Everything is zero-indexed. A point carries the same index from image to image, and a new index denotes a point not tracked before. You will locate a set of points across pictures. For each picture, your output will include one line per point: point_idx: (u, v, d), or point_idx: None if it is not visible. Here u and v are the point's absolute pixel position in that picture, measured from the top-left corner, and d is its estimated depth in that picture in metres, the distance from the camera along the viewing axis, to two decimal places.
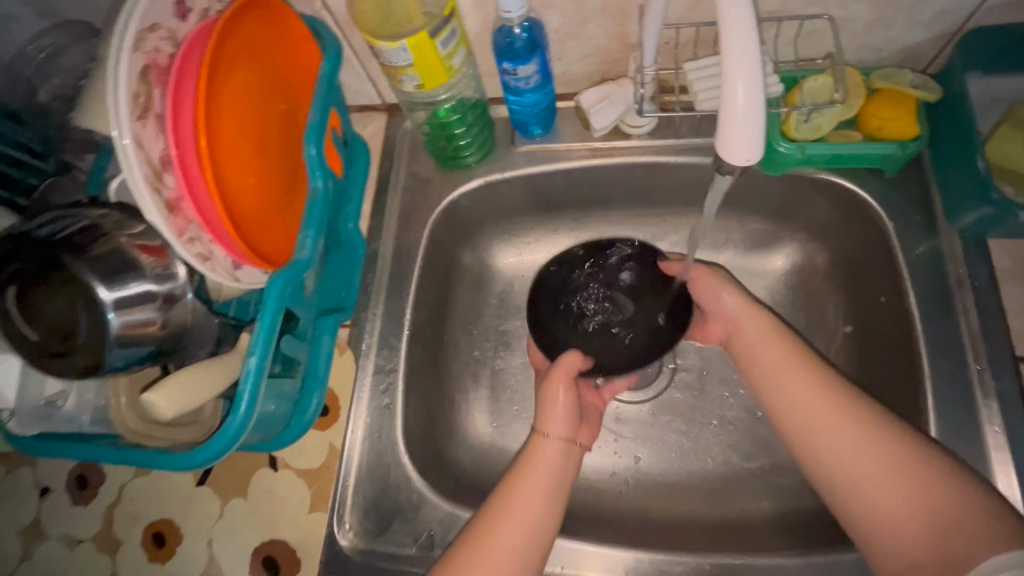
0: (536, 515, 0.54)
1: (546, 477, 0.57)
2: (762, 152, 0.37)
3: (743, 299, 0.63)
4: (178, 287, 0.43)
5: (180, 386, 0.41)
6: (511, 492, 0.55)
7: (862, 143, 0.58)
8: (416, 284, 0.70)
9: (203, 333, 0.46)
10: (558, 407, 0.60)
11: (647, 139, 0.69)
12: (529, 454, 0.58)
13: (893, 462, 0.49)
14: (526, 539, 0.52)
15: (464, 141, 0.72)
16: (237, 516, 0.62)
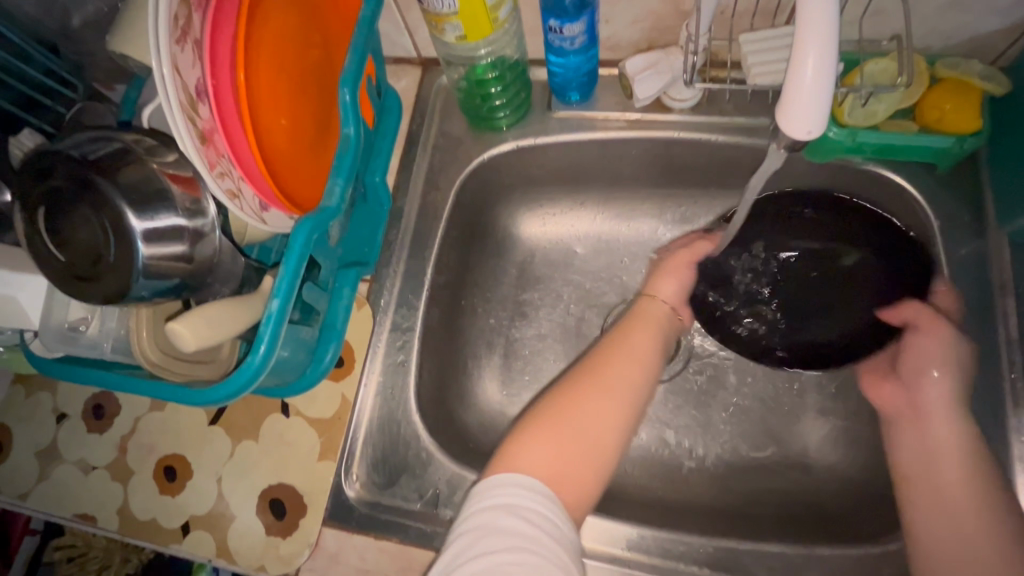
0: (638, 374, 0.53)
1: (653, 330, 0.57)
2: (824, 125, 0.35)
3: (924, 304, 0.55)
4: (207, 225, 0.43)
5: (206, 321, 0.41)
6: (616, 346, 0.55)
7: (918, 135, 0.56)
8: (439, 245, 0.69)
9: (229, 271, 0.46)
10: (670, 276, 0.62)
11: (689, 114, 0.66)
12: (638, 311, 0.59)
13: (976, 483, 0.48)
14: (628, 393, 0.52)
15: (500, 101, 0.70)
16: (248, 457, 0.62)
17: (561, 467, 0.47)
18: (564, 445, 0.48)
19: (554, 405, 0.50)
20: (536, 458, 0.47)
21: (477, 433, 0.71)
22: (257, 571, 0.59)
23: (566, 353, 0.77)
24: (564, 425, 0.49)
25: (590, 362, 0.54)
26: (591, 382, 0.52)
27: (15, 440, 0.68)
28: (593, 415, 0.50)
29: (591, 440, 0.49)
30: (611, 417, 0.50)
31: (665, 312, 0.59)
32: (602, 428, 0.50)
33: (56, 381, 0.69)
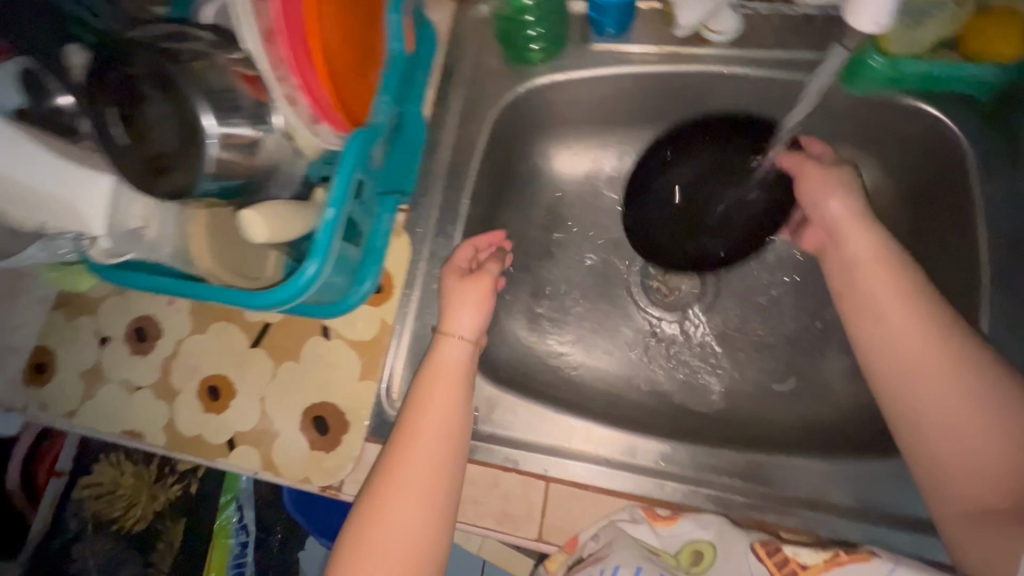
0: (436, 452, 0.53)
1: (452, 380, 0.56)
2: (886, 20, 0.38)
3: (854, 209, 0.57)
4: (269, 133, 0.44)
5: (287, 212, 0.46)
6: (406, 441, 0.53)
7: (959, 63, 0.56)
8: (475, 177, 0.70)
9: (286, 175, 0.48)
10: (466, 307, 0.59)
11: (727, 48, 0.66)
12: (433, 365, 0.57)
13: (970, 398, 0.48)
14: (431, 486, 0.52)
15: (535, 32, 0.69)
16: (290, 377, 0.64)
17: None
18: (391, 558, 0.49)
19: (364, 527, 0.50)
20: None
21: (509, 364, 0.71)
22: (302, 483, 0.61)
23: (592, 291, 0.77)
24: (379, 543, 0.49)
25: (387, 456, 0.53)
26: (394, 485, 0.51)
27: (59, 362, 0.70)
28: (407, 526, 0.50)
29: (406, 549, 0.50)
30: (429, 510, 0.51)
31: (464, 350, 0.58)
32: (417, 528, 0.50)
33: (96, 306, 0.70)
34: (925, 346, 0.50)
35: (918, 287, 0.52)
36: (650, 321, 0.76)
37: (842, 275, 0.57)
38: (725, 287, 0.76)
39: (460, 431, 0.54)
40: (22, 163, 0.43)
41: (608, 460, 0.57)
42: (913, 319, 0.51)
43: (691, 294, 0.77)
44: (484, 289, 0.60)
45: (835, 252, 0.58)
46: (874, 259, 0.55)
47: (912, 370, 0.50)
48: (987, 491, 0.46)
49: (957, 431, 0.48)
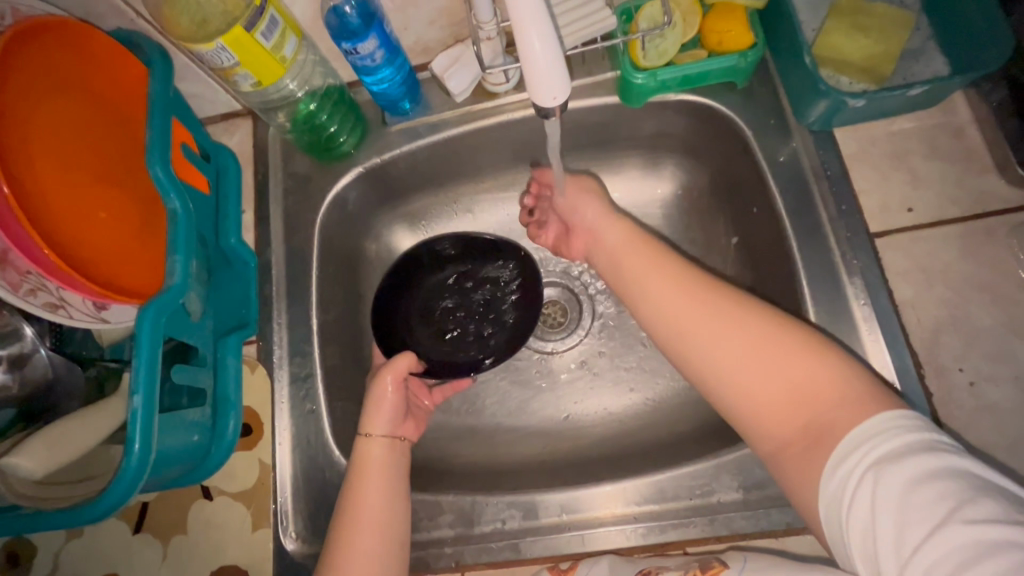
0: (377, 547, 0.52)
1: (382, 478, 0.56)
2: (566, 90, 0.40)
3: (605, 210, 0.63)
4: (26, 347, 0.48)
5: (45, 442, 0.45)
6: (340, 559, 0.51)
7: (706, 60, 0.60)
8: (317, 285, 0.68)
9: (72, 381, 0.49)
10: (385, 402, 0.59)
11: (514, 94, 0.69)
12: (359, 471, 0.56)
13: (728, 324, 0.48)
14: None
15: (334, 128, 0.70)
16: (182, 552, 0.61)
17: None
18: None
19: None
20: None
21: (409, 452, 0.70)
22: None
23: None
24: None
25: (326, 565, 0.51)
26: None
27: None
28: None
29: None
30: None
31: (385, 448, 0.57)
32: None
33: None
34: (681, 293, 0.52)
35: (667, 255, 0.56)
36: (546, 358, 0.75)
37: (608, 261, 0.61)
38: (596, 303, 0.77)
39: (397, 530, 0.53)
40: None
41: (509, 532, 0.57)
42: (666, 280, 0.54)
43: (569, 320, 0.76)
44: (388, 382, 0.60)
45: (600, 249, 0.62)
46: (627, 242, 0.59)
47: (682, 333, 0.50)
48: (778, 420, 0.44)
49: (740, 371, 0.46)
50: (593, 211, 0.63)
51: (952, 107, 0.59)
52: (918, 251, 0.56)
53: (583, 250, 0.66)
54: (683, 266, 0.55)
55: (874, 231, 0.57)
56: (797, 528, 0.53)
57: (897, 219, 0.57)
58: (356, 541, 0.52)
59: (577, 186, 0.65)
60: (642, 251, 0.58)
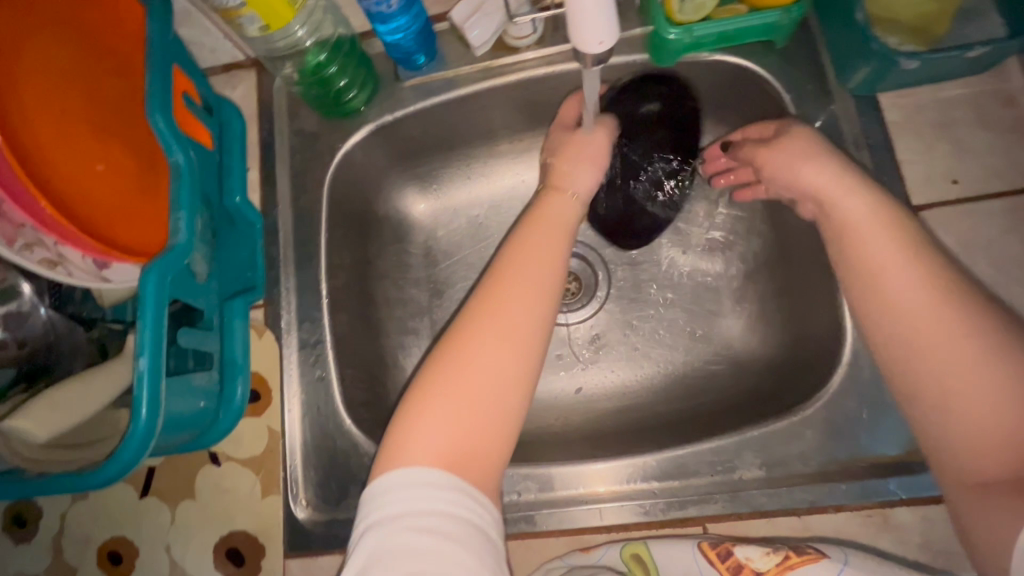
0: (537, 297, 0.46)
1: (557, 232, 0.51)
2: (613, 35, 0.37)
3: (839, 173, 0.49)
4: (24, 304, 0.46)
5: (48, 405, 0.43)
6: (508, 277, 0.46)
7: (745, 15, 0.56)
8: (326, 248, 0.66)
9: (74, 342, 0.48)
10: (584, 165, 0.56)
11: (536, 50, 0.65)
12: (538, 214, 0.52)
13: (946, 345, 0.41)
14: (519, 327, 0.44)
15: (344, 82, 0.65)
16: (190, 516, 0.60)
17: (464, 425, 0.41)
18: (458, 418, 0.41)
19: (440, 369, 0.43)
20: (446, 416, 0.41)
21: None
22: None
23: None
24: (449, 388, 0.42)
25: (491, 280, 0.47)
26: (496, 310, 0.44)
27: None
28: (486, 371, 0.42)
29: (481, 408, 0.42)
30: (510, 360, 0.43)
31: (573, 210, 0.53)
32: (491, 371, 0.42)
33: None
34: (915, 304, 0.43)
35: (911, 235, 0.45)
36: (563, 329, 0.73)
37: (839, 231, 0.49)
38: (615, 275, 0.74)
39: (552, 277, 0.47)
40: None
41: (529, 504, 0.56)
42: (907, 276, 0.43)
43: (586, 291, 0.74)
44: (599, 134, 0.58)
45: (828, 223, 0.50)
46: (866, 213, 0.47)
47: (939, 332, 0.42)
48: (987, 474, 0.39)
49: (962, 400, 0.40)
50: (820, 173, 0.50)
51: (1001, 74, 0.56)
52: (957, 226, 0.54)
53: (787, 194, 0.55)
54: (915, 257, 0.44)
55: (914, 206, 0.55)
56: (821, 506, 0.52)
57: (938, 192, 0.55)
58: (521, 270, 0.47)
59: (799, 144, 0.52)
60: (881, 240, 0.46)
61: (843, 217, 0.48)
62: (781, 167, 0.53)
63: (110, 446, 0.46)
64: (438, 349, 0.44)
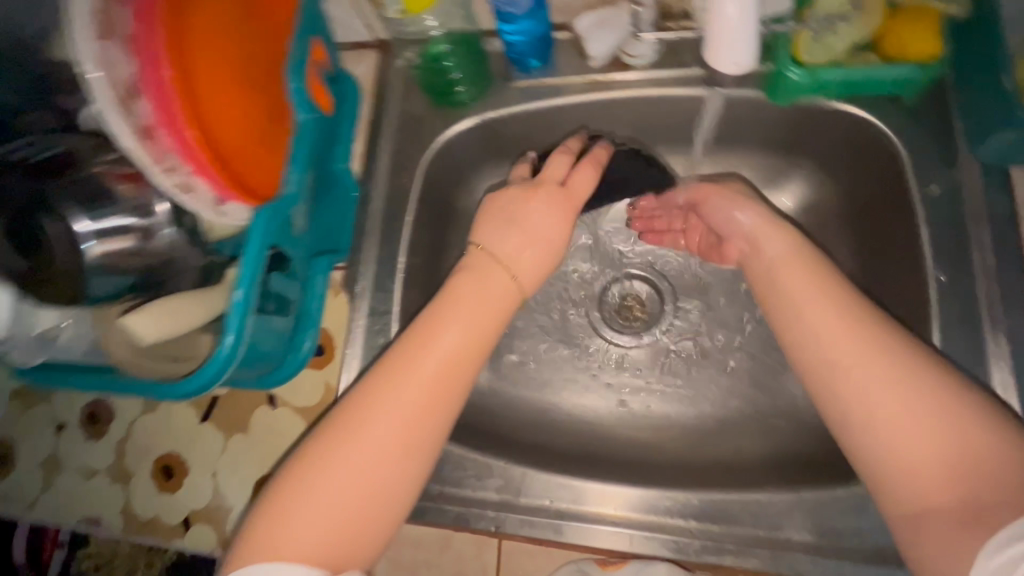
0: (428, 402, 0.47)
1: (471, 325, 0.49)
2: (752, 58, 0.39)
3: (760, 216, 0.56)
4: (155, 222, 0.48)
5: (159, 312, 0.47)
6: (397, 379, 0.47)
7: (878, 64, 0.54)
8: (411, 226, 0.69)
9: (185, 266, 0.50)
10: (527, 226, 0.52)
11: (649, 70, 0.65)
12: (449, 298, 0.50)
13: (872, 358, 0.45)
14: (400, 440, 0.46)
15: (457, 74, 0.68)
16: (240, 450, 0.64)
17: (330, 526, 0.44)
18: (327, 515, 0.44)
19: (312, 462, 0.45)
20: (312, 511, 0.44)
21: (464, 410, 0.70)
22: None
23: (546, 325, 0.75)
24: (331, 484, 0.44)
25: (381, 377, 0.47)
26: (380, 410, 0.46)
27: (18, 452, 0.70)
28: (363, 480, 0.45)
29: (353, 508, 0.45)
30: (386, 464, 0.46)
31: (503, 291, 0.51)
32: (365, 479, 0.45)
33: (48, 393, 0.70)
34: (836, 334, 0.47)
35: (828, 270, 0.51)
36: (621, 351, 0.72)
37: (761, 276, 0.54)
38: (685, 307, 0.72)
39: (453, 395, 0.48)
40: None
41: (559, 513, 0.55)
42: (829, 308, 0.48)
43: (654, 318, 0.73)
44: (538, 205, 0.53)
45: (755, 262, 0.55)
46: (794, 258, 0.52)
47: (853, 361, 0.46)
48: (940, 489, 0.41)
49: (884, 421, 0.43)
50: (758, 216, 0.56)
51: None
52: None
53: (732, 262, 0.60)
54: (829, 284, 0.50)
55: None
56: None
57: None
58: (409, 373, 0.47)
59: (730, 194, 0.59)
60: (806, 283, 0.50)
61: (768, 255, 0.53)
62: (716, 210, 0.59)
63: (192, 367, 0.50)
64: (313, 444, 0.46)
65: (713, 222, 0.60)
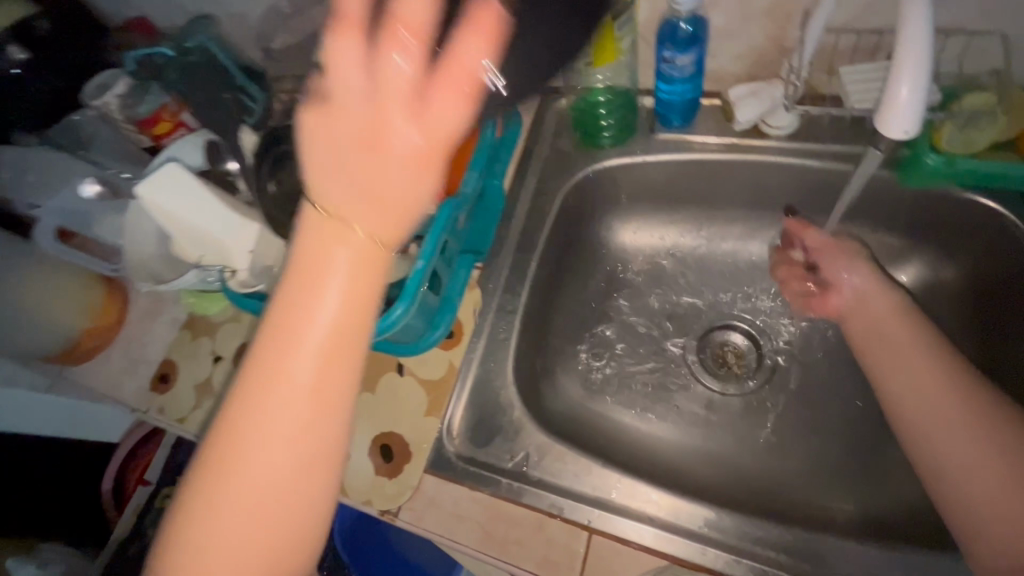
0: (310, 391, 0.38)
1: (347, 291, 0.38)
2: (918, 126, 0.44)
3: (871, 279, 0.70)
4: None
5: (384, 258, 0.59)
6: (267, 380, 0.38)
7: (1013, 162, 0.61)
8: (544, 242, 0.78)
9: None
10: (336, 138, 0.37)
11: (784, 140, 0.73)
12: (308, 271, 0.38)
13: (967, 421, 0.58)
14: (290, 464, 0.39)
15: (606, 121, 0.78)
16: (364, 407, 0.70)
17: (250, 558, 0.39)
18: (241, 548, 0.39)
19: (199, 498, 0.38)
20: (218, 551, 0.39)
21: (561, 419, 0.76)
22: (364, 506, 0.65)
23: (649, 356, 0.83)
24: (225, 514, 0.38)
25: (240, 389, 0.38)
26: (245, 428, 0.38)
27: (179, 373, 0.82)
28: (266, 496, 0.39)
29: (267, 528, 0.39)
30: (294, 468, 0.39)
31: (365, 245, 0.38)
32: (275, 493, 0.39)
33: (214, 329, 0.83)
34: (947, 395, 0.60)
35: (927, 340, 0.64)
36: (711, 393, 0.80)
37: (863, 321, 0.69)
38: (780, 364, 0.81)
39: (342, 382, 0.39)
40: (200, 210, 0.55)
41: (647, 517, 0.61)
42: (933, 374, 0.61)
43: (747, 369, 0.81)
44: (404, 130, 0.36)
45: (861, 317, 0.69)
46: (892, 313, 0.67)
47: (957, 424, 0.58)
48: (1010, 539, 0.52)
49: (973, 478, 0.55)
50: (869, 282, 0.70)
51: None
52: None
53: (837, 310, 0.73)
54: (932, 352, 0.63)
55: None
56: None
57: None
58: (281, 368, 0.38)
59: (844, 248, 0.73)
60: (912, 347, 0.64)
61: (874, 315, 0.68)
62: (826, 263, 0.74)
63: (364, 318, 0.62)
64: (198, 474, 0.39)
65: (825, 271, 0.74)
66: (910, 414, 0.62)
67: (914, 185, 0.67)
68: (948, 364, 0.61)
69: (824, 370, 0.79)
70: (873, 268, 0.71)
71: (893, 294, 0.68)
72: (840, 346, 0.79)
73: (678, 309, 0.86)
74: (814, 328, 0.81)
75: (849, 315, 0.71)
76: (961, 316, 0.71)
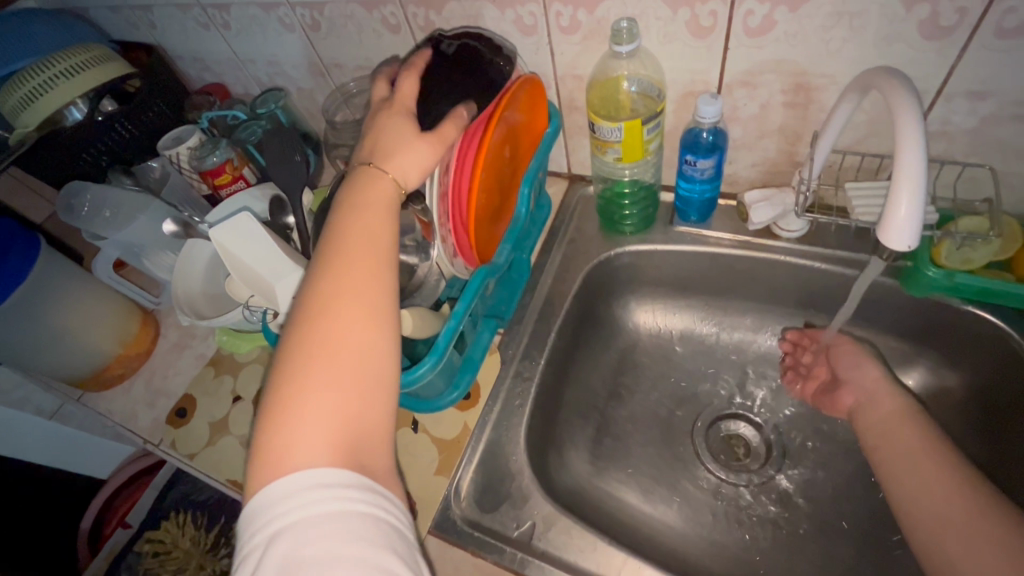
0: (364, 270, 0.47)
1: (381, 203, 0.51)
2: (918, 240, 0.49)
3: (886, 377, 0.73)
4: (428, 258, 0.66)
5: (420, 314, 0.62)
6: (331, 267, 0.47)
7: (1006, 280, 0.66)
8: (564, 314, 0.82)
9: (432, 291, 0.68)
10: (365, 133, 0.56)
11: (795, 243, 0.78)
12: (352, 196, 0.51)
13: (978, 526, 0.55)
14: (357, 332, 0.44)
15: (629, 212, 0.86)
16: None
17: (339, 417, 0.42)
18: (331, 403, 0.42)
19: (284, 379, 0.43)
20: (311, 413, 0.41)
21: (568, 494, 0.75)
22: None
23: (657, 437, 0.84)
24: (313, 380, 0.42)
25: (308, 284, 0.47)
26: (320, 309, 0.45)
27: (197, 408, 0.83)
28: (336, 352, 0.43)
29: (352, 381, 0.43)
30: (362, 334, 0.44)
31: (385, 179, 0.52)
32: (350, 357, 0.44)
33: (239, 369, 0.86)
34: (954, 500, 0.58)
35: (932, 440, 0.64)
36: (716, 481, 0.80)
37: (878, 427, 0.70)
38: (789, 458, 0.81)
39: (387, 264, 0.48)
40: (259, 252, 0.60)
41: None
42: (938, 473, 0.61)
43: (754, 459, 0.82)
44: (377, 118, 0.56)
45: (872, 413, 0.72)
46: (898, 418, 0.69)
47: (960, 525, 0.56)
48: None
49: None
50: (873, 380, 0.74)
51: None
52: None
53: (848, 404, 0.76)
54: (944, 454, 0.62)
55: None
56: None
57: None
58: (343, 256, 0.47)
59: (858, 351, 0.77)
60: (914, 443, 0.65)
61: (885, 412, 0.70)
62: (846, 364, 0.77)
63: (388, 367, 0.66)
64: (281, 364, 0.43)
65: (841, 367, 0.77)
66: (919, 511, 0.60)
67: (917, 292, 0.71)
68: (958, 466, 0.60)
69: (833, 467, 0.79)
70: (885, 367, 0.75)
71: (897, 396, 0.70)
72: (850, 444, 0.79)
73: (688, 392, 0.88)
74: (823, 424, 0.82)
75: (862, 412, 0.73)
76: (963, 424, 0.74)
